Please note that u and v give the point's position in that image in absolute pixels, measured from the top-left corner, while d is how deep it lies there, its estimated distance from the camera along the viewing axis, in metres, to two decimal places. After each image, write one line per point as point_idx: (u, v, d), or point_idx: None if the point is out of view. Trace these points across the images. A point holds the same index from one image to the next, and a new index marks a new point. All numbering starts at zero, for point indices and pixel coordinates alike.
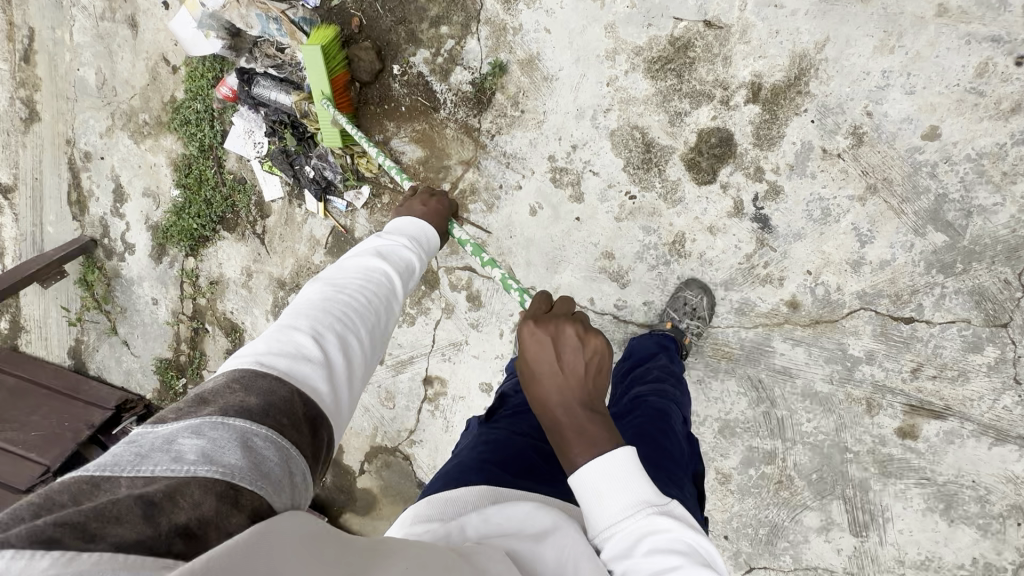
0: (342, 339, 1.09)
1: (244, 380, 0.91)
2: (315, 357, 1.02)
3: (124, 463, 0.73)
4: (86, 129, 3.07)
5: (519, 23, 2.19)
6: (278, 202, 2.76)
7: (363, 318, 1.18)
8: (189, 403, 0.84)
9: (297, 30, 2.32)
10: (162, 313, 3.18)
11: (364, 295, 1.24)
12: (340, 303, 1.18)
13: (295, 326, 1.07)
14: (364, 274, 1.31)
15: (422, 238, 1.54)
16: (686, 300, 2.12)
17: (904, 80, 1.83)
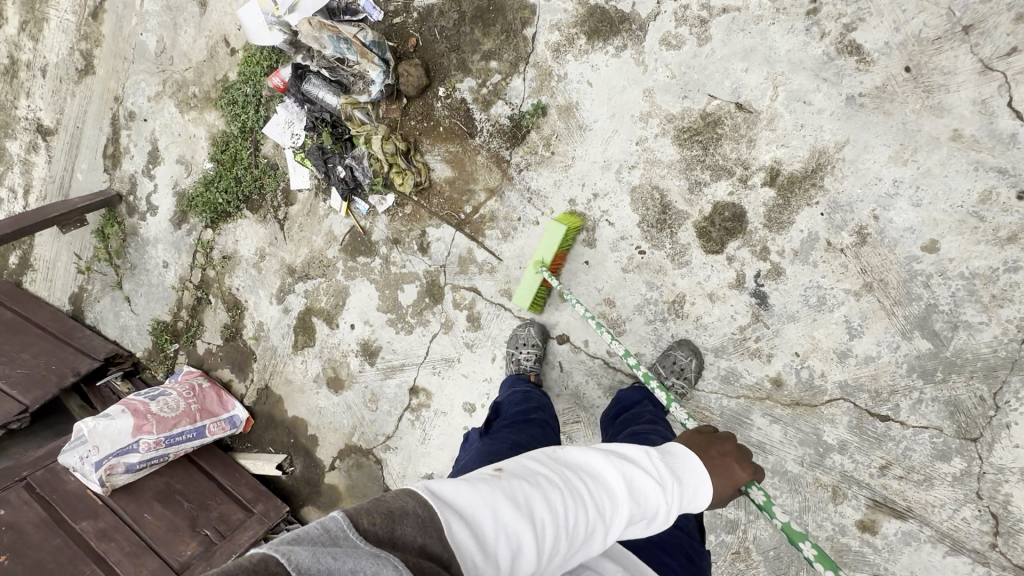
0: (525, 529, 0.94)
1: (430, 526, 0.88)
2: (491, 544, 0.92)
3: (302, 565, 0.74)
4: (136, 90, 3.19)
5: (564, 71, 2.32)
6: (304, 192, 2.85)
7: (564, 518, 1.00)
8: (383, 521, 0.85)
9: (360, 36, 2.42)
10: (170, 277, 3.24)
11: (594, 501, 1.06)
12: (551, 492, 1.03)
13: (503, 490, 0.99)
14: (598, 475, 1.11)
15: (683, 473, 1.21)
16: (675, 359, 2.19)
17: (912, 193, 1.93)
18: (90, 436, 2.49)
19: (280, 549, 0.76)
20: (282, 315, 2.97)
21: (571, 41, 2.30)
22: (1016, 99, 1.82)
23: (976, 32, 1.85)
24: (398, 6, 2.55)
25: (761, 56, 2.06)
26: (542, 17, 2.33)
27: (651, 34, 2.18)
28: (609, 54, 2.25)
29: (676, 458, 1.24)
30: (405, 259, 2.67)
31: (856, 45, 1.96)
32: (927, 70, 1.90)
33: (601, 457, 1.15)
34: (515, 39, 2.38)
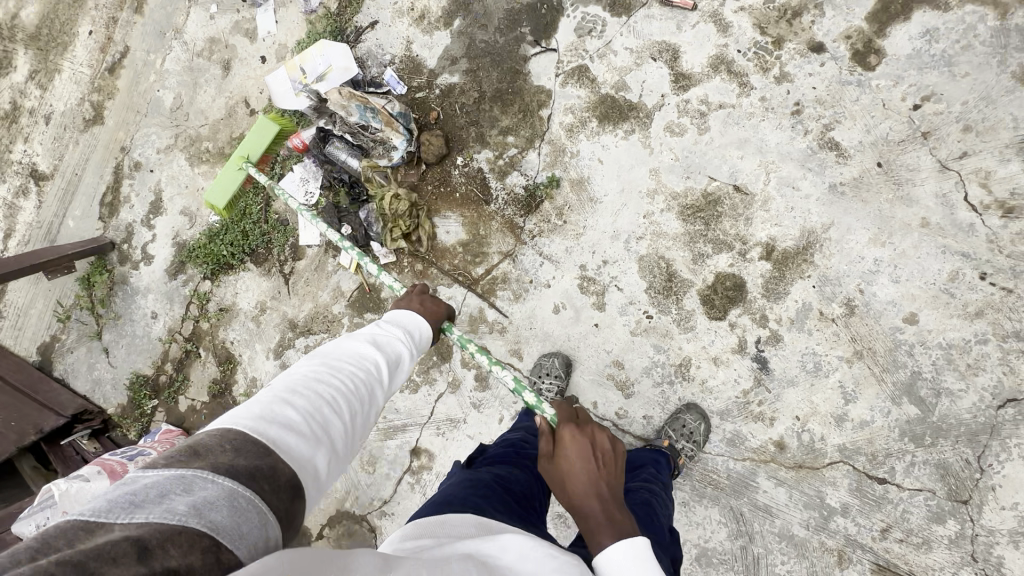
0: (321, 407, 1.11)
1: (235, 441, 0.94)
2: (283, 429, 1.02)
3: (118, 508, 0.77)
4: (145, 142, 3.22)
5: (577, 149, 2.53)
6: (313, 248, 2.88)
7: (362, 394, 1.24)
8: (185, 451, 0.89)
9: (388, 107, 2.60)
10: (157, 329, 3.12)
11: (362, 372, 1.29)
12: (350, 381, 1.24)
13: (284, 395, 1.10)
14: (361, 356, 1.36)
15: (400, 327, 1.56)
16: (684, 423, 2.25)
17: (891, 270, 2.17)
18: (60, 498, 2.26)
19: (82, 510, 0.78)
20: (279, 370, 2.89)
21: (583, 123, 2.53)
22: (970, 194, 2.12)
23: (934, 137, 2.17)
24: (422, 82, 2.75)
25: (754, 147, 2.33)
26: (557, 101, 2.56)
27: (657, 121, 2.44)
28: (619, 136, 2.48)
29: (399, 320, 1.59)
30: None
31: (835, 142, 2.25)
32: (896, 166, 2.19)
33: (352, 340, 1.40)
34: (531, 118, 2.60)
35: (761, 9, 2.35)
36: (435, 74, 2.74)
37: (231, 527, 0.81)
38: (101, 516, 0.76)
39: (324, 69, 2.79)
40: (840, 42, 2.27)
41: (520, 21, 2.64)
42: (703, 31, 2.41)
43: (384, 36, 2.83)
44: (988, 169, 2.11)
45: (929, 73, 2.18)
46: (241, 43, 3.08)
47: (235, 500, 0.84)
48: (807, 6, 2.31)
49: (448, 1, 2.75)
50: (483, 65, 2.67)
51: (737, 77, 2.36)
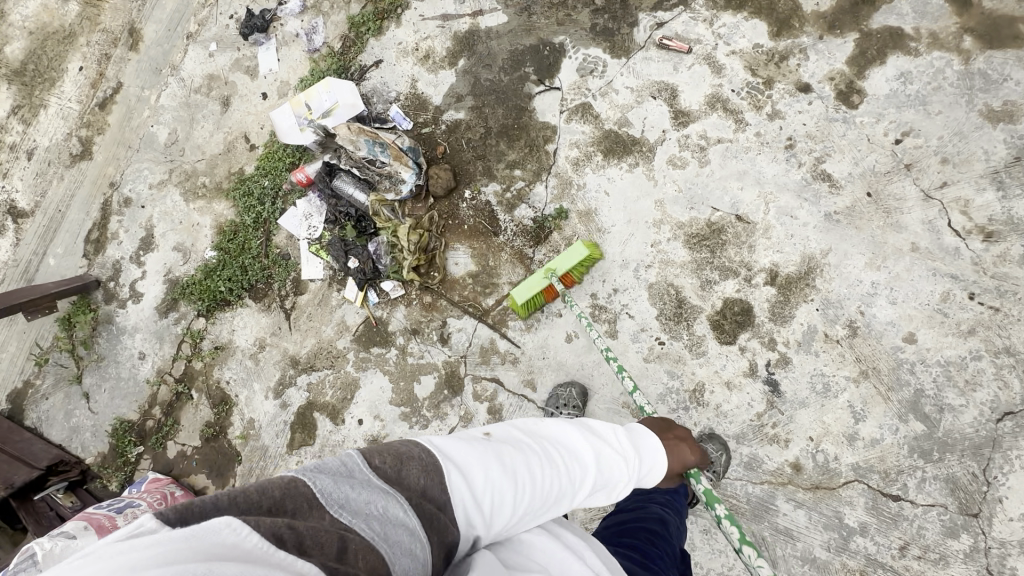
0: (511, 484, 1.12)
1: (430, 469, 1.06)
2: (478, 493, 1.08)
3: (334, 498, 0.92)
4: (136, 178, 3.14)
5: (583, 181, 2.60)
6: (316, 282, 2.82)
7: (559, 486, 1.20)
8: (390, 463, 1.03)
9: (398, 142, 2.70)
10: (145, 370, 2.97)
11: (568, 463, 1.25)
12: (551, 470, 1.20)
13: (492, 456, 1.15)
14: (574, 454, 1.28)
15: (646, 453, 1.42)
16: (707, 452, 2.26)
17: (888, 292, 2.29)
18: (46, 557, 1.99)
19: (309, 477, 0.94)
20: (279, 410, 2.78)
21: (589, 157, 2.62)
22: (953, 221, 2.28)
23: (916, 168, 2.34)
24: (427, 118, 2.81)
25: (752, 178, 2.46)
26: (563, 136, 2.65)
27: (659, 155, 2.55)
28: (624, 169, 2.57)
29: (646, 443, 1.44)
30: (423, 349, 2.66)
31: (827, 173, 2.40)
32: (884, 195, 2.35)
33: (577, 434, 1.32)
34: (538, 152, 2.67)
35: (751, 53, 2.53)
36: (441, 110, 2.80)
37: (400, 557, 0.91)
38: (322, 498, 0.91)
39: (331, 106, 2.83)
40: (825, 83, 2.45)
41: (524, 61, 2.75)
42: (698, 72, 2.57)
43: (389, 74, 2.89)
44: (967, 197, 2.28)
45: (907, 111, 2.37)
46: (241, 80, 3.08)
47: (409, 539, 0.94)
48: (793, 50, 2.50)
49: (452, 42, 2.84)
50: (489, 102, 2.75)
51: (732, 114, 2.51)
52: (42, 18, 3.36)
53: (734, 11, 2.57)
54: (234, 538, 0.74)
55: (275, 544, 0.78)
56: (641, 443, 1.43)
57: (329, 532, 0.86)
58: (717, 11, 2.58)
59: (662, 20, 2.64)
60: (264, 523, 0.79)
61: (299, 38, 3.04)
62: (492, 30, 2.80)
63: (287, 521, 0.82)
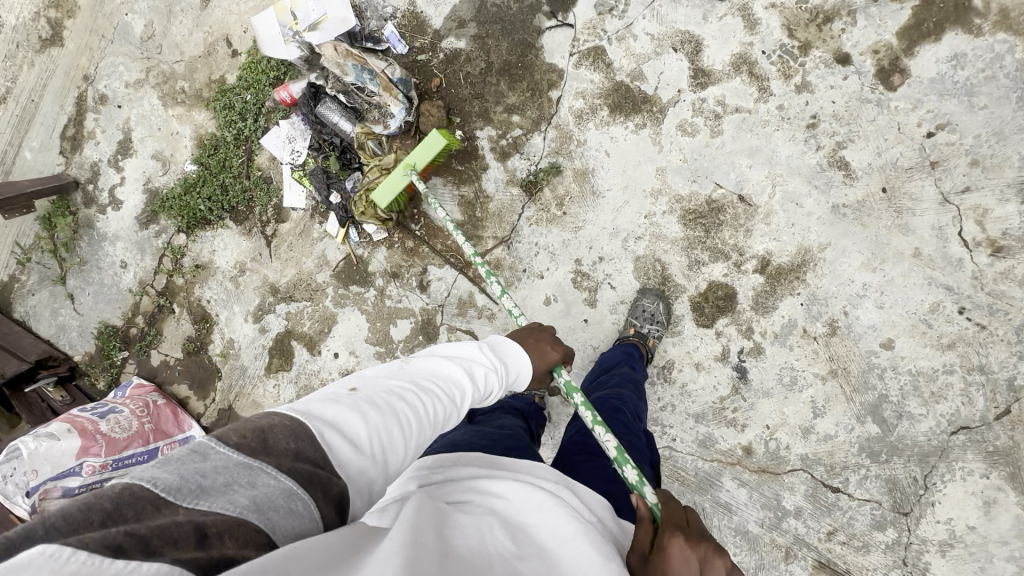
0: (395, 422, 0.99)
1: (302, 433, 0.87)
2: (365, 444, 0.93)
3: (186, 490, 0.75)
4: (111, 73, 2.92)
5: (584, 138, 2.42)
6: (298, 211, 2.74)
7: (436, 405, 1.09)
8: (253, 433, 0.83)
9: (387, 71, 2.41)
10: (127, 280, 2.98)
11: (441, 386, 1.14)
12: (430, 394, 1.10)
13: (366, 404, 0.99)
14: (448, 380, 1.18)
15: (506, 355, 1.37)
16: (644, 307, 2.33)
17: (877, 296, 2.22)
18: (27, 458, 2.25)
19: (148, 475, 0.75)
20: (257, 334, 2.83)
21: (595, 110, 2.41)
22: (965, 230, 2.15)
23: (941, 168, 2.16)
24: (425, 43, 2.54)
25: (764, 157, 2.28)
26: (569, 82, 2.42)
27: (670, 118, 2.34)
28: (630, 129, 2.38)
29: (499, 344, 1.40)
30: (402, 293, 2.64)
31: (845, 161, 2.22)
32: (899, 193, 2.19)
33: (450, 364, 1.21)
34: (540, 98, 2.45)
35: (792, 10, 2.24)
36: (440, 36, 2.53)
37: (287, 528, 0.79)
38: (170, 494, 0.74)
39: (319, 18, 2.53)
40: (867, 56, 2.19)
41: None
42: (729, 25, 2.28)
43: None
44: (986, 206, 2.13)
45: (949, 101, 2.14)
46: None
47: (294, 505, 0.80)
48: (839, 12, 2.20)
49: None
50: (493, 32, 2.48)
51: (758, 80, 2.27)
52: None
53: None
54: (54, 563, 0.61)
55: (112, 553, 0.65)
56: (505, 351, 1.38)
57: (185, 520, 0.72)
58: None
59: None
60: (94, 537, 0.66)
61: None
62: None
63: (124, 526, 0.68)
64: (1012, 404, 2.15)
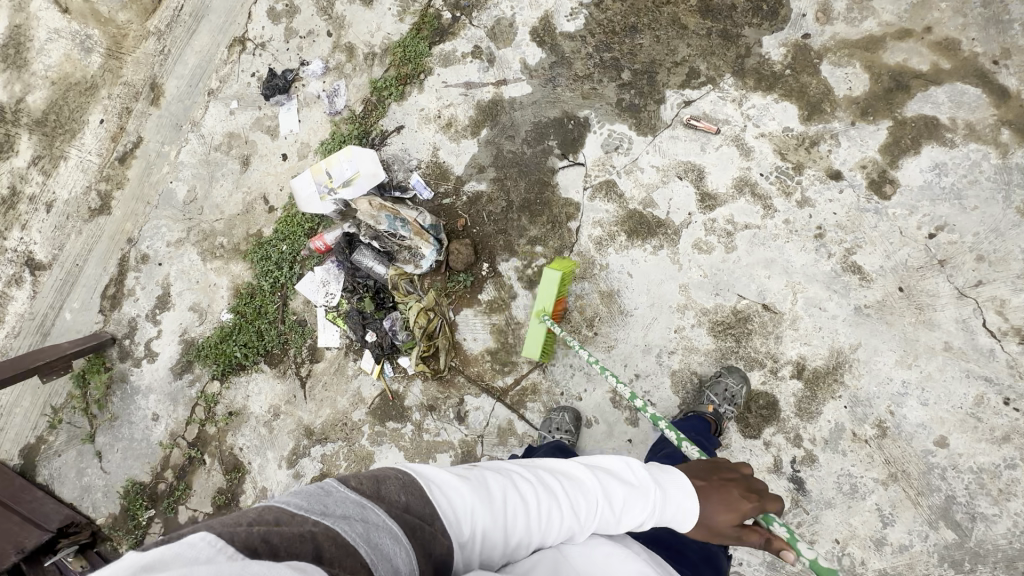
0: (509, 481, 1.31)
1: (410, 488, 1.18)
2: (471, 476, 1.30)
3: (315, 510, 1.03)
4: (154, 234, 3.13)
5: (606, 262, 2.56)
6: (332, 350, 2.80)
7: (540, 482, 1.34)
8: (367, 480, 1.14)
9: (418, 219, 2.59)
10: (158, 432, 2.95)
11: (555, 472, 1.40)
12: (535, 473, 1.37)
13: (479, 487, 1.26)
14: (571, 475, 1.40)
15: (666, 483, 1.43)
16: (726, 385, 2.29)
17: (919, 392, 2.23)
18: None
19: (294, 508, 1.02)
20: (291, 480, 2.75)
21: (611, 237, 2.57)
22: (988, 320, 2.22)
23: (951, 265, 2.28)
24: (448, 188, 2.78)
25: (780, 266, 2.40)
26: (585, 213, 2.61)
27: (685, 238, 2.50)
28: (647, 251, 2.52)
29: (666, 474, 1.47)
30: (440, 426, 2.62)
31: (857, 266, 2.35)
32: (917, 291, 2.29)
33: (585, 471, 1.40)
34: (560, 229, 2.63)
35: (781, 136, 2.48)
36: (462, 181, 2.77)
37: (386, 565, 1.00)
38: (302, 510, 1.02)
39: (351, 175, 2.75)
40: (857, 171, 2.40)
41: (547, 133, 2.71)
42: (726, 153, 2.52)
43: (410, 141, 2.87)
44: (1003, 297, 2.22)
45: (941, 204, 2.32)
46: (262, 140, 3.07)
47: (394, 548, 1.03)
48: (823, 136, 2.45)
49: (475, 111, 2.81)
50: (511, 174, 2.71)
51: (761, 199, 2.46)
52: (65, 67, 3.36)
53: (763, 92, 2.53)
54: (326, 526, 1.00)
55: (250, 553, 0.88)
56: (670, 483, 1.44)
57: (307, 537, 0.96)
58: (746, 92, 2.54)
59: (690, 98, 2.59)
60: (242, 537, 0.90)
61: (320, 99, 3.02)
62: (517, 101, 2.77)
63: (261, 532, 0.93)
64: None
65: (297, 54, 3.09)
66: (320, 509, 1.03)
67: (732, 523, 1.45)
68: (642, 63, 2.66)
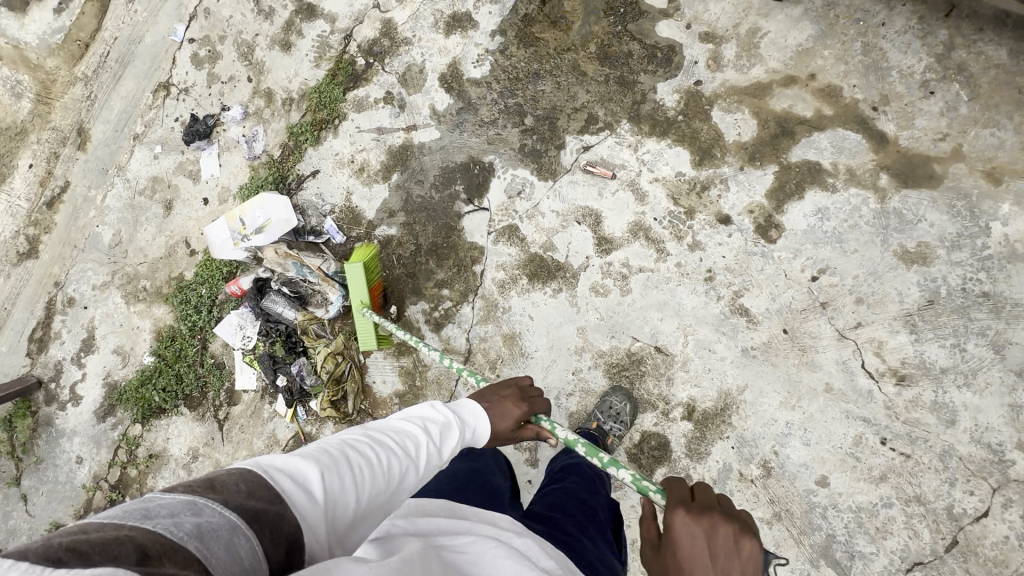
0: (354, 453, 1.19)
1: (247, 477, 0.99)
2: (314, 452, 1.14)
3: (134, 514, 0.84)
4: (80, 278, 3.18)
5: (508, 305, 2.62)
6: (248, 392, 2.84)
7: (379, 445, 1.26)
8: (200, 482, 0.94)
9: (325, 267, 2.68)
10: (82, 475, 2.99)
11: (381, 430, 1.33)
12: (369, 434, 1.29)
13: (324, 460, 1.12)
14: (404, 432, 1.35)
15: (461, 411, 1.53)
16: (611, 405, 2.38)
17: (802, 433, 2.29)
18: None
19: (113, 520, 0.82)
20: None
21: (513, 280, 2.63)
22: (867, 362, 2.29)
23: (832, 307, 2.34)
24: (360, 232, 2.83)
25: (672, 309, 2.47)
26: (489, 257, 2.67)
27: (583, 282, 2.56)
28: (548, 293, 2.59)
29: (458, 406, 1.54)
30: None
31: (745, 308, 2.41)
32: (800, 333, 2.35)
33: (409, 421, 1.39)
34: (465, 272, 2.69)
35: (674, 181, 2.55)
36: (373, 225, 2.82)
37: (224, 560, 0.84)
38: (120, 519, 0.82)
39: (263, 222, 2.81)
40: (744, 216, 2.47)
41: (454, 178, 2.77)
42: (622, 198, 2.58)
43: (325, 185, 2.93)
44: (881, 339, 2.29)
45: (824, 248, 2.38)
46: (184, 184, 3.12)
47: (235, 539, 0.87)
48: (714, 180, 2.52)
49: (386, 156, 2.87)
50: (420, 218, 2.77)
51: (654, 243, 2.52)
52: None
53: (658, 137, 2.60)
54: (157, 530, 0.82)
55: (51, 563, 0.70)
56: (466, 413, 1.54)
57: (127, 540, 0.78)
58: (642, 137, 2.61)
59: (589, 143, 2.65)
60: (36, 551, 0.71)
61: (240, 144, 3.08)
62: (425, 146, 2.83)
63: (65, 543, 0.74)
64: (957, 533, 2.14)
65: (218, 99, 3.15)
66: (139, 512, 0.83)
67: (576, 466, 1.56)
68: (544, 109, 2.72)
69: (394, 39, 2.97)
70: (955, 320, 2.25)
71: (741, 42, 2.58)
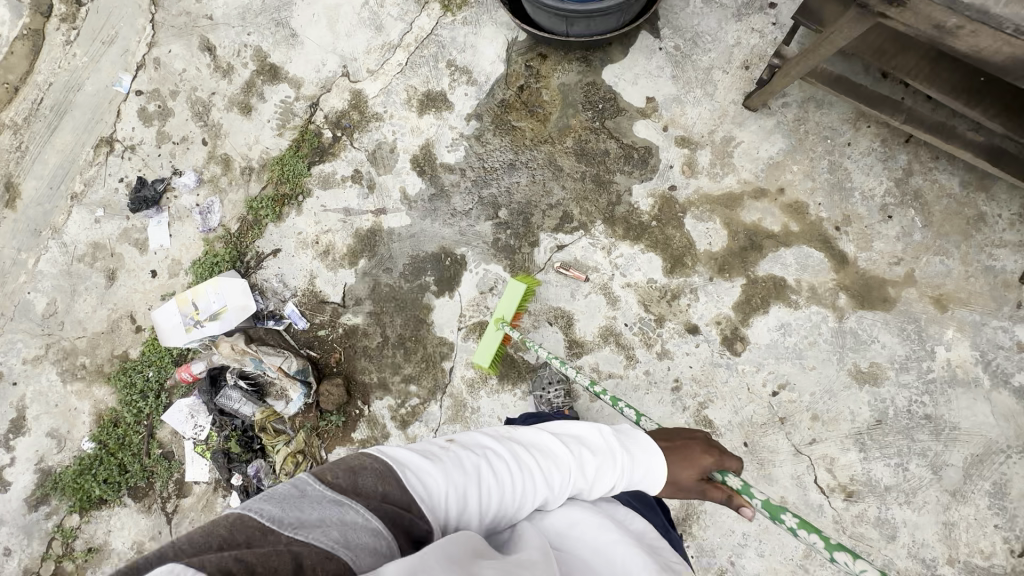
0: (490, 473, 1.14)
1: (387, 477, 1.02)
2: (445, 457, 1.13)
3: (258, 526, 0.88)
4: (9, 350, 2.91)
5: (477, 404, 2.58)
6: (200, 485, 2.70)
7: (520, 465, 1.18)
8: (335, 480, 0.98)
9: (285, 366, 2.54)
10: (10, 568, 2.77)
11: (529, 443, 1.26)
12: (512, 448, 1.23)
13: (455, 469, 1.11)
14: (548, 452, 1.26)
15: (634, 449, 1.34)
16: None
17: (757, 544, 2.39)
18: None
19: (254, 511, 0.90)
20: None
21: (483, 380, 2.60)
22: (819, 477, 2.40)
23: (789, 423, 2.44)
24: (324, 319, 2.72)
25: None
26: (459, 353, 2.62)
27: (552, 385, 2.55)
28: (517, 395, 2.57)
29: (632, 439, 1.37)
30: None
31: (708, 419, 2.47)
32: (759, 447, 2.43)
33: (555, 443, 1.28)
34: (433, 368, 2.63)
35: (645, 287, 2.57)
36: (339, 312, 2.71)
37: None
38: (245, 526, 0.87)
39: (219, 308, 2.69)
40: (711, 326, 2.52)
41: (424, 268, 2.69)
42: (594, 301, 2.58)
43: (287, 265, 2.78)
44: (833, 455, 2.40)
45: (785, 363, 2.47)
46: (129, 253, 2.89)
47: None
48: (684, 289, 2.55)
49: (353, 239, 2.75)
50: (388, 308, 2.68)
51: (624, 349, 2.54)
52: None
53: (631, 241, 2.60)
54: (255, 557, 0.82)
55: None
56: (636, 448, 1.35)
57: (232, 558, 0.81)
58: (615, 240, 2.60)
59: (563, 242, 2.63)
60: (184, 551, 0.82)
61: (193, 213, 2.88)
62: (395, 232, 2.73)
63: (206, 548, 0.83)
64: None
65: (169, 161, 2.93)
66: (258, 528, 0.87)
67: (695, 477, 1.41)
68: (518, 203, 2.68)
69: (364, 113, 2.83)
70: (900, 441, 2.38)
71: (715, 149, 2.61)
